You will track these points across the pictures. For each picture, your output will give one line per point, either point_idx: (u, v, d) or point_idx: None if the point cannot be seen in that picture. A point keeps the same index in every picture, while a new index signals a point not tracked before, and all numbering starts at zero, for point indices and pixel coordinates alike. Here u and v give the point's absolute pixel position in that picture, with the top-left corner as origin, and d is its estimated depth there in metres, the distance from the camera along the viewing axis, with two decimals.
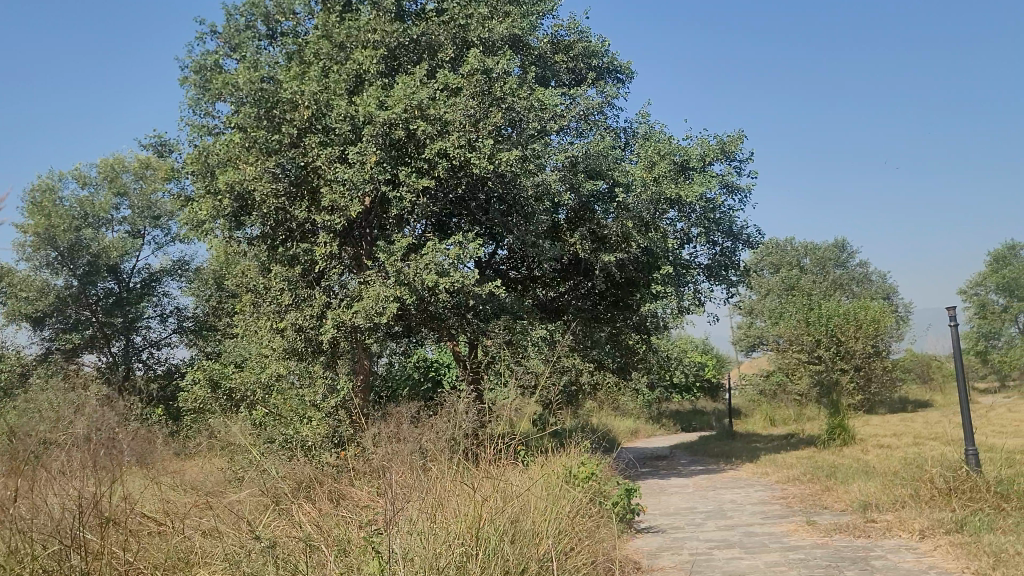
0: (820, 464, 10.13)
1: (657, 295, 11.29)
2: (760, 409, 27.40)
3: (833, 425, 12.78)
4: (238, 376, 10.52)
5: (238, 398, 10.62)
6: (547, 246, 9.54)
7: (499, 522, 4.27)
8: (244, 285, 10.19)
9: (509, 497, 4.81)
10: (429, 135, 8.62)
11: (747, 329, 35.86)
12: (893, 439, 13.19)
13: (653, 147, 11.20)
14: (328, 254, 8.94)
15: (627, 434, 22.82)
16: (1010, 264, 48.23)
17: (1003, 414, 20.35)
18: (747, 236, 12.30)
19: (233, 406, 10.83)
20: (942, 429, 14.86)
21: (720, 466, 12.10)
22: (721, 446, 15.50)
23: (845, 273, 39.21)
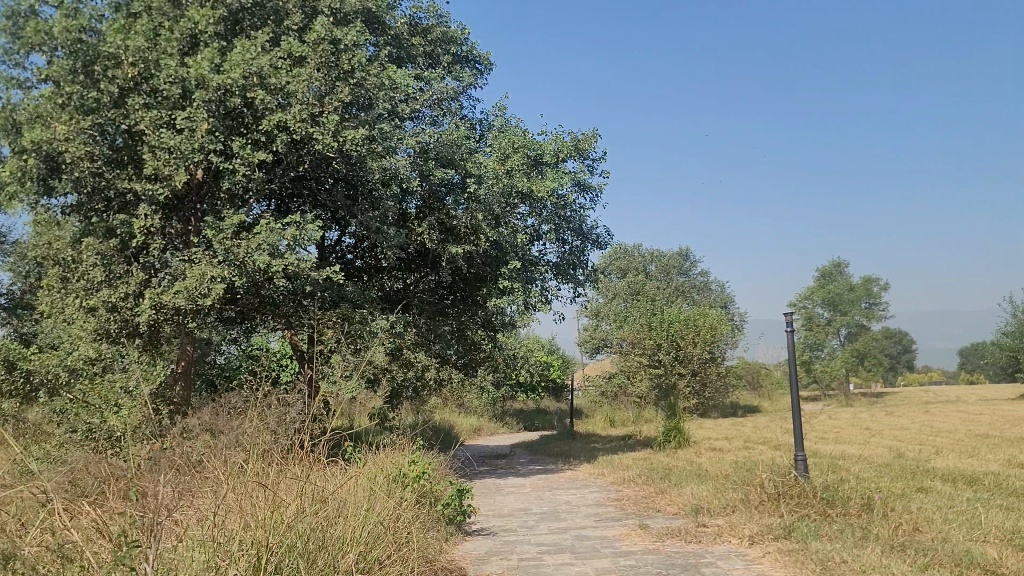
0: (656, 466, 10.18)
1: (504, 291, 11.07)
2: (601, 410, 27.86)
3: (669, 427, 12.96)
4: (42, 359, 9.49)
5: (40, 382, 9.59)
6: (391, 233, 9.09)
7: (303, 528, 3.89)
8: (53, 257, 9.19)
9: (322, 496, 4.43)
10: (268, 105, 8.00)
11: (593, 331, 36.50)
12: (724, 443, 13.54)
13: (508, 140, 10.95)
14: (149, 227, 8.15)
15: (469, 432, 22.61)
16: (835, 281, 51.45)
17: (823, 421, 21.48)
18: (596, 237, 12.29)
19: (35, 390, 9.78)
20: (769, 434, 15.45)
21: (559, 466, 12.02)
22: (560, 446, 15.49)
23: (687, 281, 40.58)
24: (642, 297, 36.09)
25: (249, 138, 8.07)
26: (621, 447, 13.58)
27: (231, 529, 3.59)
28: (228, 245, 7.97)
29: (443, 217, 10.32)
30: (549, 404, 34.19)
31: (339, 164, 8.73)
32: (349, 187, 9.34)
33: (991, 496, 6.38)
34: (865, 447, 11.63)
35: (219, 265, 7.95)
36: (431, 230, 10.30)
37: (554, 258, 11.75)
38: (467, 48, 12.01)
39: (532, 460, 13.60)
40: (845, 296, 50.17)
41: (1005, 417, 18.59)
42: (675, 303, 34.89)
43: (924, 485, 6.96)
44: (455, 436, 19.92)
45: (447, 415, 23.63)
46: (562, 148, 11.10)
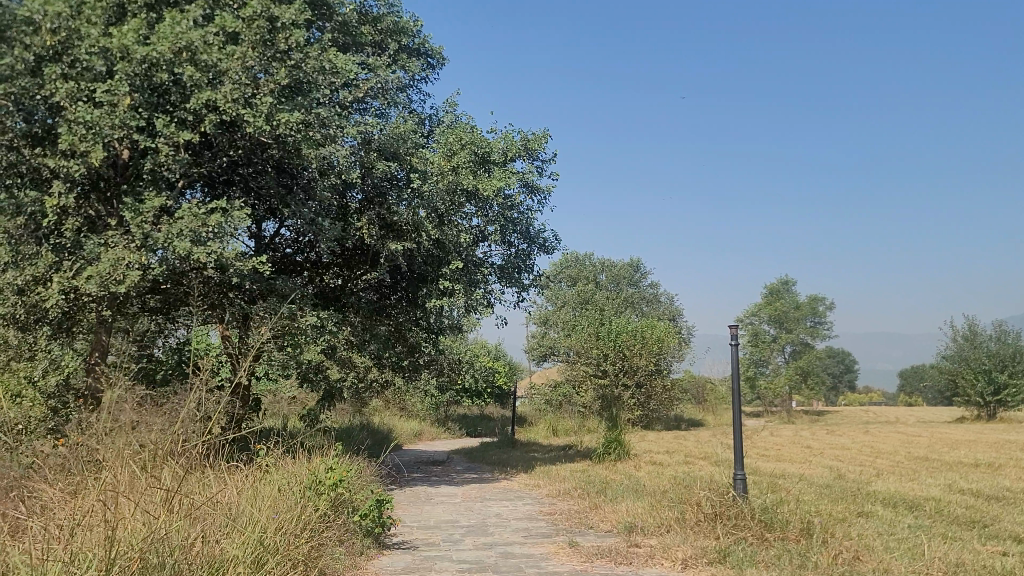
0: (593, 479, 9.87)
1: (445, 292, 10.67)
2: (545, 419, 27.57)
3: (610, 439, 12.68)
4: None
5: None
6: (326, 225, 8.64)
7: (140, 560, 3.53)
8: None
9: (181, 516, 4.06)
10: (197, 83, 7.52)
11: (540, 338, 36.22)
12: (665, 457, 13.31)
13: (455, 136, 10.57)
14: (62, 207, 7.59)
15: (409, 436, 22.10)
16: (783, 298, 51.92)
17: (765, 437, 21.44)
18: (543, 240, 11.98)
19: None
20: (711, 449, 15.27)
21: (495, 475, 11.65)
22: (499, 454, 15.12)
23: (637, 292, 40.51)
24: (591, 306, 35.91)
25: (175, 116, 7.57)
26: (561, 457, 13.26)
27: (56, 559, 3.28)
28: (146, 229, 7.47)
29: (384, 213, 9.90)
30: (494, 411, 33.81)
31: (272, 150, 8.28)
32: (284, 175, 8.89)
33: (932, 523, 6.17)
34: (805, 466, 11.46)
35: (135, 250, 7.44)
36: (371, 225, 9.89)
37: (499, 261, 11.41)
38: (420, 41, 11.61)
39: (469, 468, 13.22)
40: (793, 314, 50.64)
41: (943, 440, 18.72)
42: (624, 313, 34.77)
43: (864, 509, 6.74)
44: (394, 439, 19.43)
45: (387, 419, 23.11)
46: (512, 147, 10.76)
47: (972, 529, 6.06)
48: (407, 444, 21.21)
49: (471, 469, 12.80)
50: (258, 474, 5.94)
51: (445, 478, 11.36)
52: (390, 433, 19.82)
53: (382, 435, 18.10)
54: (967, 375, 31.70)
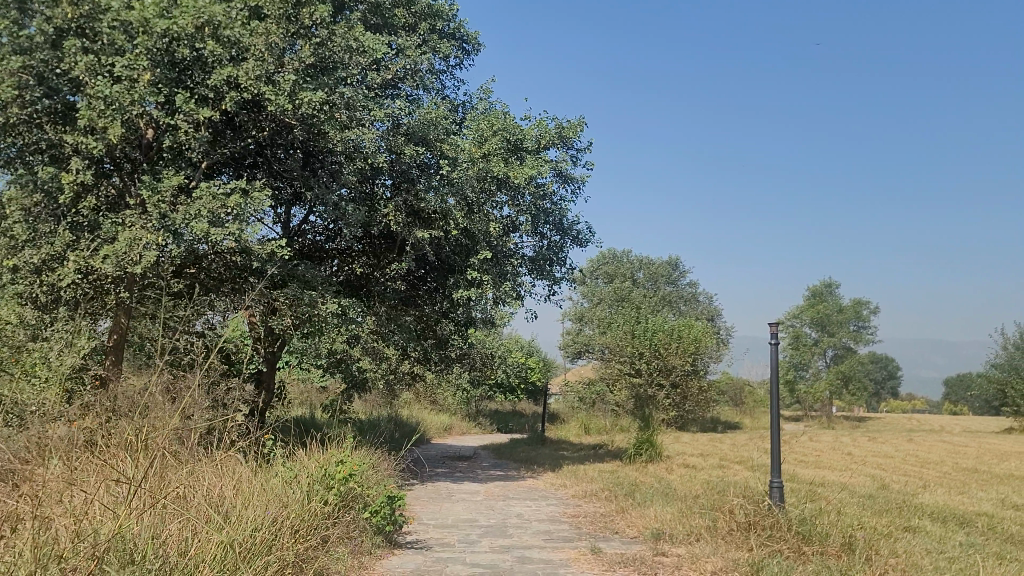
0: (621, 481, 9.50)
1: (473, 283, 10.36)
2: (577, 417, 27.20)
3: (641, 440, 12.29)
4: None
5: None
6: (350, 209, 8.36)
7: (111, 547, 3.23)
8: None
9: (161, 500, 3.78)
10: (219, 58, 7.26)
11: (575, 336, 35.80)
12: (699, 460, 12.88)
13: (487, 121, 10.24)
14: (81, 185, 7.38)
15: (439, 431, 21.86)
16: (825, 301, 50.89)
17: (803, 443, 20.87)
18: (577, 233, 11.62)
19: None
20: (746, 453, 14.80)
21: (521, 473, 11.32)
22: (528, 451, 14.80)
23: (675, 291, 39.90)
24: (628, 304, 35.42)
25: (196, 93, 7.32)
26: (590, 457, 12.90)
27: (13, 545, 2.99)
28: (164, 208, 7.21)
29: (411, 199, 9.62)
30: (526, 407, 33.48)
31: (296, 131, 8.03)
32: (309, 158, 8.64)
33: (985, 542, 5.72)
34: (846, 474, 10.98)
35: (152, 230, 7.19)
36: (397, 211, 9.61)
37: (530, 252, 11.07)
38: (454, 25, 11.32)
39: (495, 464, 12.90)
40: (834, 318, 49.62)
41: (990, 450, 18.03)
42: (661, 312, 34.23)
43: (911, 524, 6.29)
44: (423, 433, 19.20)
45: (417, 412, 22.90)
46: (546, 135, 10.39)
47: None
48: (436, 438, 20.97)
49: (498, 466, 12.48)
50: (266, 468, 5.68)
51: (469, 475, 11.05)
52: (419, 427, 19.59)
53: (410, 429, 17.86)
54: (1016, 385, 30.69)
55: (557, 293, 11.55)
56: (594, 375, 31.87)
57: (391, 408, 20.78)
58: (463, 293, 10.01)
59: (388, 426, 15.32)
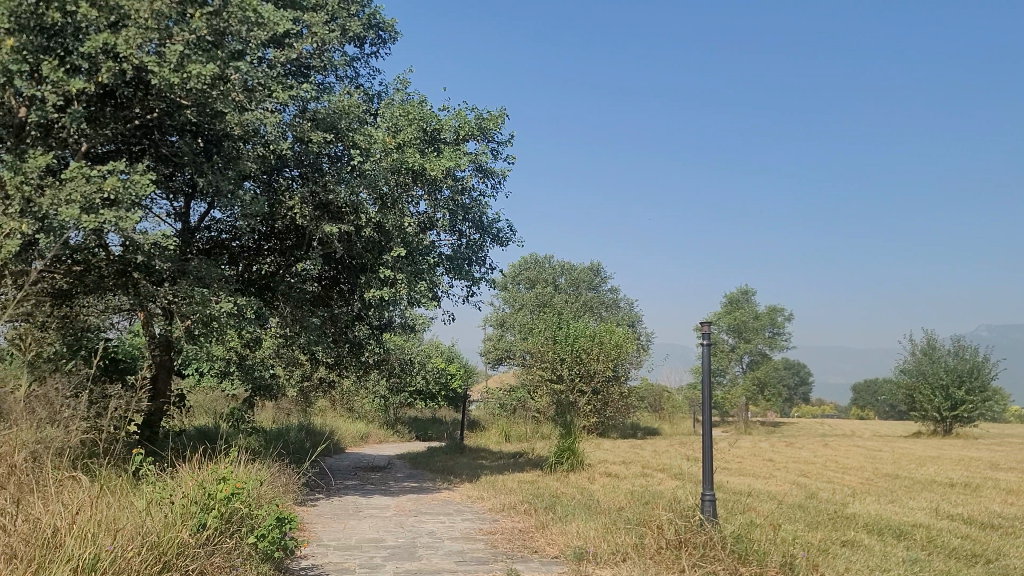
0: (542, 492, 8.96)
1: (385, 282, 9.70)
2: (498, 424, 26.66)
3: (563, 448, 11.79)
4: None
5: None
6: (246, 198, 7.62)
7: None
8: None
9: None
10: (95, 24, 6.46)
11: (497, 342, 35.35)
12: (622, 468, 12.44)
13: (401, 109, 9.59)
14: None
15: (354, 439, 21.04)
16: (743, 308, 51.61)
17: (724, 449, 20.76)
18: (498, 231, 11.07)
19: None
20: (669, 461, 14.48)
21: (436, 484, 10.70)
22: (445, 460, 14.16)
23: (597, 296, 39.77)
24: (550, 310, 35.09)
25: (68, 62, 6.49)
26: (510, 466, 12.35)
27: None
28: (26, 191, 6.37)
29: (319, 191, 8.93)
30: (446, 414, 32.78)
31: (189, 110, 7.28)
32: (203, 142, 7.86)
33: (928, 558, 5.36)
34: (772, 482, 10.67)
35: (13, 216, 6.36)
36: (304, 203, 8.92)
37: (447, 250, 10.48)
38: (369, 11, 10.69)
39: (410, 475, 12.22)
40: (752, 324, 50.31)
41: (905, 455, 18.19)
42: (582, 318, 33.99)
43: (848, 538, 5.91)
44: (337, 443, 18.36)
45: (332, 420, 22.00)
46: (465, 125, 9.78)
47: (975, 565, 5.26)
48: (351, 447, 20.14)
49: (412, 477, 11.82)
50: (132, 494, 4.93)
51: (381, 487, 10.36)
52: (333, 436, 18.74)
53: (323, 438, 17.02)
54: (925, 391, 31.40)
55: (476, 294, 10.99)
56: (515, 381, 31.39)
57: (303, 416, 19.85)
58: (375, 292, 9.35)
59: (296, 435, 14.49)
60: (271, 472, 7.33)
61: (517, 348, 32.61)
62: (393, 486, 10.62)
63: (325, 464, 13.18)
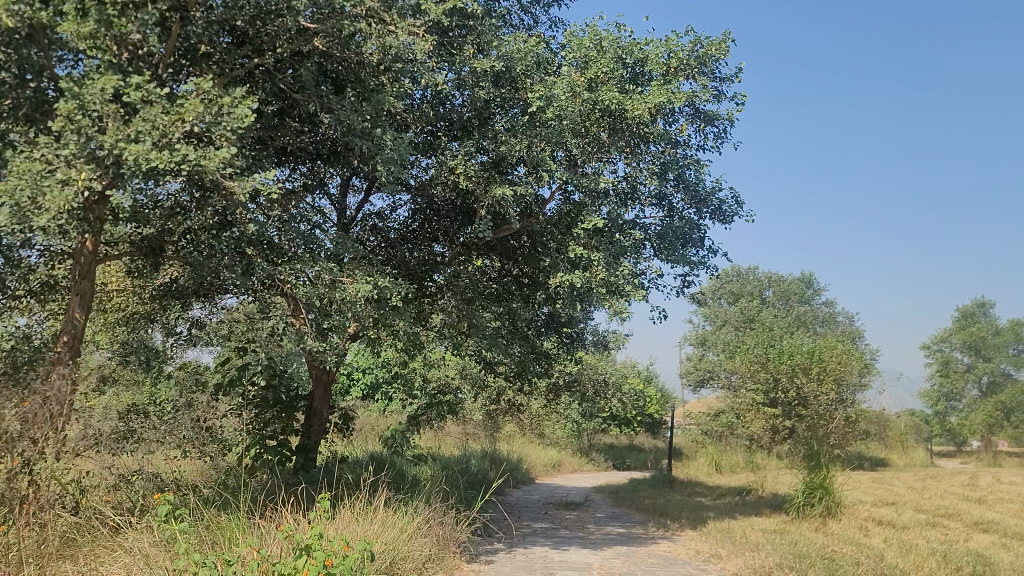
0: (806, 552, 6.32)
1: (576, 264, 7.50)
2: (704, 453, 23.72)
3: (814, 486, 9.00)
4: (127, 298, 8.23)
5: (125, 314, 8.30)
6: (387, 139, 5.65)
7: None
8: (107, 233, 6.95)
9: None
10: None
11: (698, 363, 32.52)
12: (891, 513, 9.45)
13: (591, 37, 7.27)
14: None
15: (545, 468, 18.98)
16: (978, 322, 45.48)
17: (995, 485, 16.94)
18: (719, 203, 8.54)
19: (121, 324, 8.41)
20: (944, 503, 11.29)
21: (649, 531, 8.25)
22: (654, 496, 11.69)
23: (809, 311, 35.84)
24: (756, 325, 31.72)
25: None
26: (740, 508, 9.69)
27: None
28: (81, 125, 4.54)
29: (489, 146, 6.88)
30: (644, 442, 30.13)
31: (315, 26, 5.46)
32: (338, 78, 6.00)
33: None
34: None
35: (74, 165, 4.56)
36: (470, 161, 6.90)
37: (655, 227, 8.11)
38: None
39: (612, 516, 9.84)
40: (990, 342, 44.15)
41: None
42: (795, 333, 30.38)
43: None
44: (526, 473, 16.29)
45: (520, 447, 20.00)
46: (677, 57, 7.38)
47: None
48: (542, 478, 18.08)
49: (616, 519, 9.44)
50: None
51: (579, 534, 8.06)
52: (521, 465, 16.70)
53: (509, 468, 14.96)
54: None
55: (694, 284, 8.51)
56: (721, 404, 28.28)
57: (490, 442, 17.99)
58: (563, 277, 7.18)
59: (477, 465, 12.51)
60: (421, 539, 5.18)
61: (722, 368, 29.50)
62: (593, 532, 8.27)
63: (509, 500, 11.07)
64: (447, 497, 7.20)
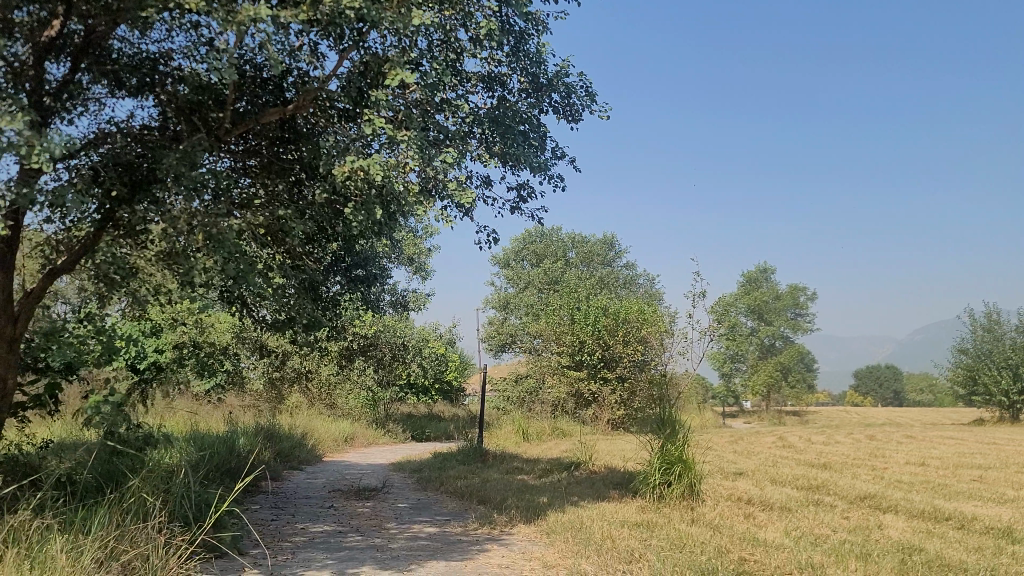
0: (712, 566, 4.35)
1: (375, 145, 5.17)
2: (509, 420, 22.02)
3: (672, 459, 7.17)
4: None
5: None
6: None
7: None
8: None
9: None
10: None
11: (500, 327, 30.98)
12: (753, 488, 7.83)
13: None
14: None
15: (334, 443, 16.45)
16: (762, 287, 47.27)
17: (809, 445, 16.23)
18: (567, 91, 6.45)
19: None
20: (790, 471, 9.99)
21: (471, 532, 6.08)
22: (468, 477, 9.57)
23: (610, 272, 35.26)
24: (560, 286, 30.53)
25: None
26: (577, 490, 7.74)
27: None
28: None
29: None
30: (443, 410, 28.20)
31: None
32: None
33: None
34: None
35: None
36: None
37: (487, 110, 5.89)
38: None
39: (417, 507, 7.57)
40: (772, 306, 45.95)
41: None
42: (599, 294, 29.45)
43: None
44: (310, 451, 13.72)
45: (304, 419, 17.27)
46: None
47: None
48: (331, 455, 15.56)
49: (423, 511, 7.18)
50: None
51: (375, 541, 5.73)
52: (306, 442, 14.10)
53: (288, 447, 12.33)
54: (990, 371, 29.77)
55: (532, 197, 6.40)
56: (524, 368, 26.80)
57: (269, 417, 15.24)
58: (360, 161, 4.86)
59: (243, 445, 9.84)
60: None
61: (526, 331, 27.97)
62: (394, 536, 5.95)
63: (283, 492, 8.53)
64: (167, 512, 4.67)
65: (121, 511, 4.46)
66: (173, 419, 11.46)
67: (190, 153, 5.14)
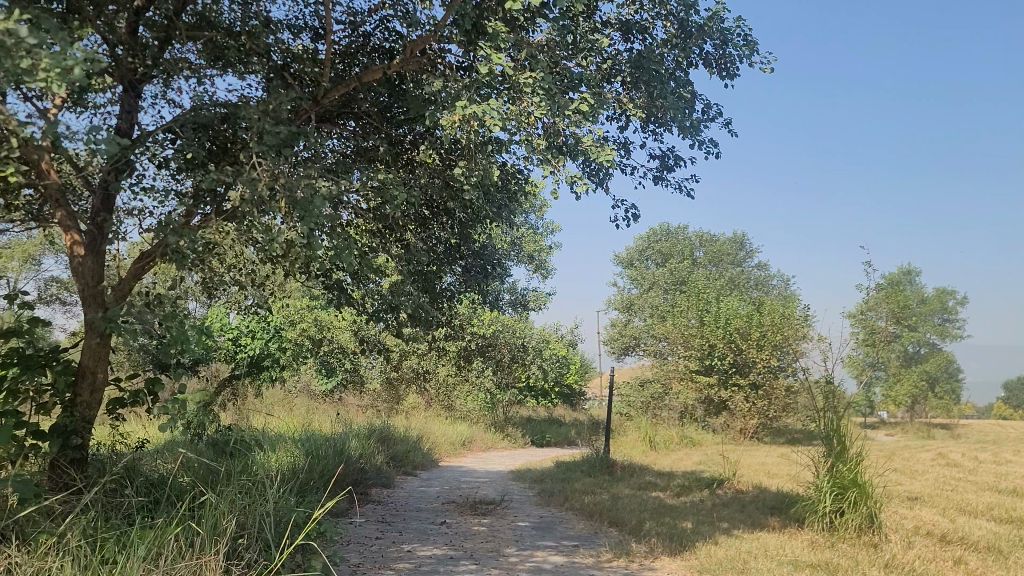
0: None
1: (495, 90, 4.22)
2: (634, 426, 20.82)
3: (845, 483, 5.97)
4: None
5: None
6: None
7: None
8: None
9: None
10: None
11: (623, 328, 29.76)
12: (942, 520, 6.50)
13: None
14: None
15: (451, 447, 15.73)
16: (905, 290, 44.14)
17: (978, 464, 14.35)
18: (722, 38, 5.35)
19: None
20: (975, 497, 8.48)
21: (604, 564, 5.08)
22: (596, 491, 8.55)
23: (741, 273, 33.48)
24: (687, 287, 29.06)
25: None
26: (726, 515, 6.62)
27: None
28: None
29: None
30: (563, 414, 27.22)
31: None
32: None
33: None
34: None
35: None
36: None
37: (626, 55, 4.90)
38: None
39: (539, 526, 6.62)
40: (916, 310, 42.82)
41: None
42: (729, 296, 27.82)
43: None
44: (426, 455, 13.00)
45: (421, 421, 16.64)
46: None
47: None
48: (446, 459, 14.82)
49: (546, 534, 6.22)
50: None
51: (491, 572, 4.81)
52: (421, 446, 13.40)
53: (402, 451, 11.61)
54: None
55: (679, 165, 5.35)
56: (649, 373, 25.51)
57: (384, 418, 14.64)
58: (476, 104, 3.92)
59: (354, 449, 9.11)
60: None
61: (651, 333, 26.67)
62: (514, 566, 5.02)
63: (393, 503, 7.74)
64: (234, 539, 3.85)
65: (181, 536, 3.68)
66: (284, 418, 10.92)
67: (276, 106, 4.39)
